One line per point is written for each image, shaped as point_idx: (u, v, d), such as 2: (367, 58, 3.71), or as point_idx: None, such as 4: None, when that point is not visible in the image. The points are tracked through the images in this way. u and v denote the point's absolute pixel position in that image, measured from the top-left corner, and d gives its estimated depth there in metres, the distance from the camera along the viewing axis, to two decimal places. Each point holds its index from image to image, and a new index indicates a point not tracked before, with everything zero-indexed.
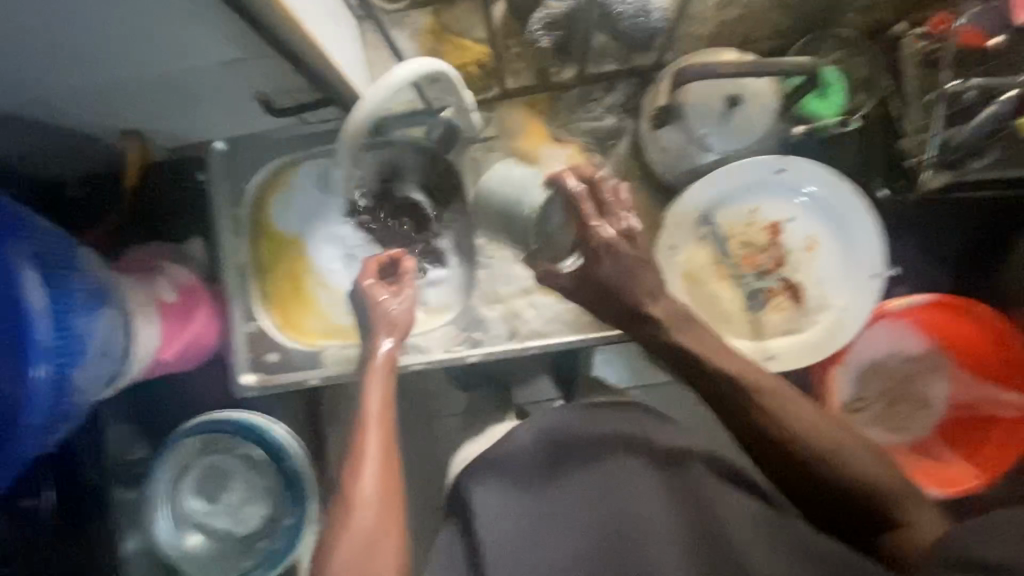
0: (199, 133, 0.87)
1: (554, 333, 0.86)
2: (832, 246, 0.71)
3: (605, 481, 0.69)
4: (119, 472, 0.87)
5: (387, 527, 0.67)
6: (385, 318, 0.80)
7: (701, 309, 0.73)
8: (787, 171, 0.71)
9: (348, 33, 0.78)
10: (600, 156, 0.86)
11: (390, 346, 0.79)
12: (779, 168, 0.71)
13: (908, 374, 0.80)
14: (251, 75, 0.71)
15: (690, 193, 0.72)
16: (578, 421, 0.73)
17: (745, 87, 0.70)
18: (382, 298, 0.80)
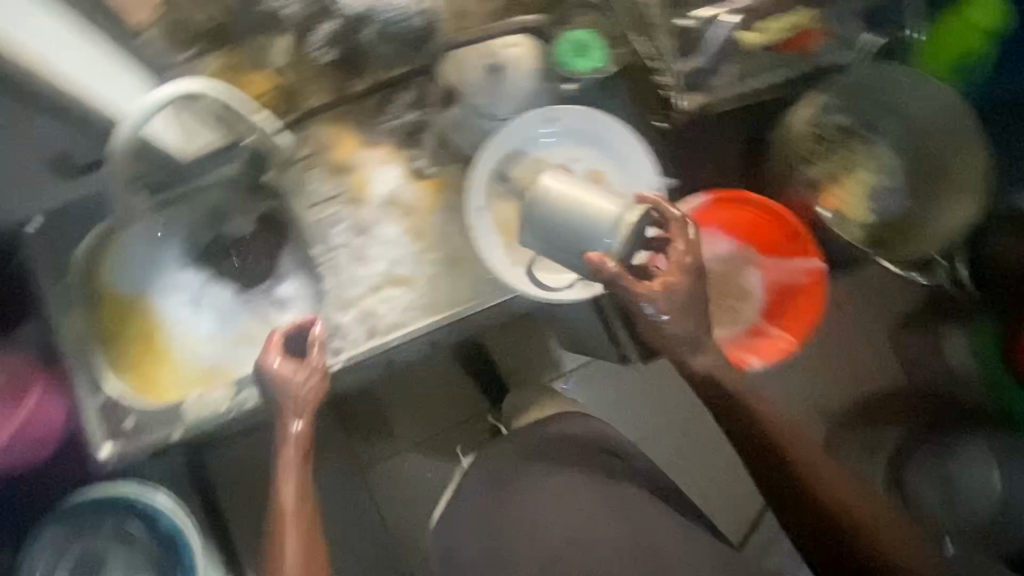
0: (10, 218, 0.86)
1: (411, 321, 0.89)
2: (616, 172, 0.79)
3: (567, 486, 0.86)
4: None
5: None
6: (296, 401, 0.82)
7: (517, 256, 0.79)
8: (559, 119, 0.79)
9: (131, 86, 0.81)
10: (413, 150, 0.92)
11: (301, 426, 0.83)
12: (551, 118, 0.79)
13: (726, 271, 0.89)
14: None
15: (482, 158, 0.79)
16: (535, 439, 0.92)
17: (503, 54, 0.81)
18: (290, 377, 0.81)
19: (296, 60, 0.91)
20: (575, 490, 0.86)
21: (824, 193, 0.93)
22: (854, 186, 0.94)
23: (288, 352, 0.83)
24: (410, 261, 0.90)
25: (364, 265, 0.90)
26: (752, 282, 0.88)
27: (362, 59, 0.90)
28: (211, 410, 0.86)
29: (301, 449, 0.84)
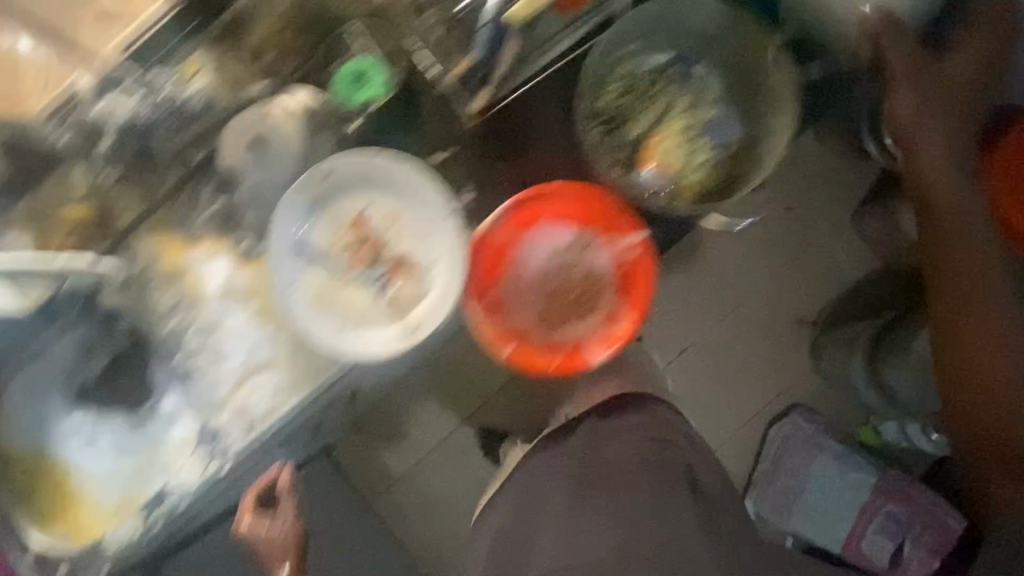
0: None
1: (283, 401, 0.90)
2: (410, 207, 0.76)
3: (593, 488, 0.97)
4: None
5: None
6: (277, 545, 0.97)
7: (341, 321, 0.77)
8: (335, 170, 0.75)
9: None
10: (234, 236, 0.90)
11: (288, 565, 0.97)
12: (327, 172, 0.75)
13: (568, 262, 0.86)
14: None
15: (274, 233, 0.76)
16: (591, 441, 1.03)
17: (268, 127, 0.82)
18: (265, 526, 0.97)
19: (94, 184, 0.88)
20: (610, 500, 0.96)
21: (641, 156, 0.86)
22: (670, 139, 0.86)
23: (262, 502, 0.99)
24: (265, 344, 0.90)
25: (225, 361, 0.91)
26: (596, 268, 0.85)
27: (156, 160, 0.88)
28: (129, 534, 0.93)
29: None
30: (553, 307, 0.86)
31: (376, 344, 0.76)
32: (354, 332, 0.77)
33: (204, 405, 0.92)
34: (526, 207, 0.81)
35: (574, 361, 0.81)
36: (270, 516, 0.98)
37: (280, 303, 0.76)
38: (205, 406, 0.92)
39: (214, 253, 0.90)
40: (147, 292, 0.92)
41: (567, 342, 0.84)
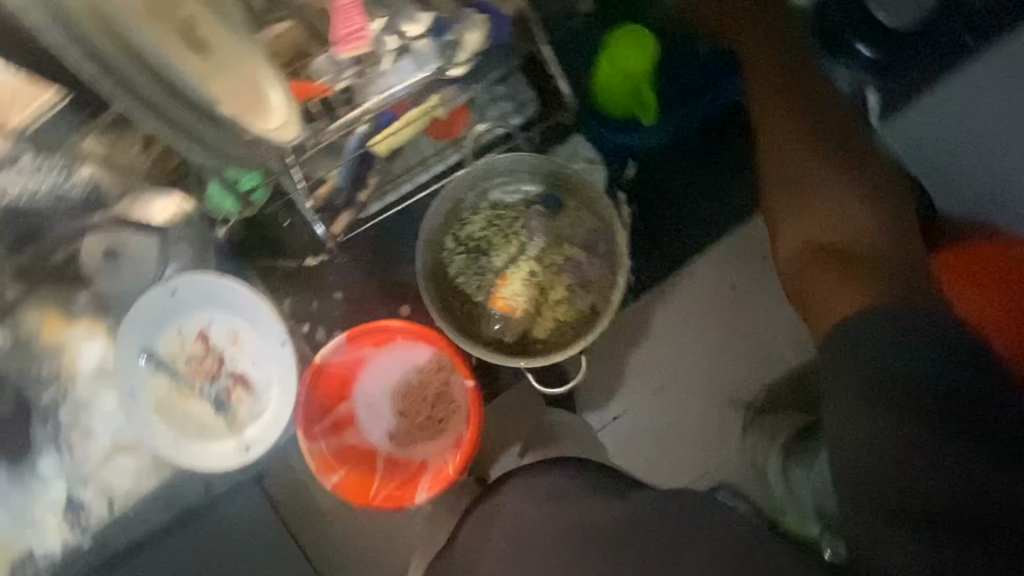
0: None
1: (151, 485, 0.87)
2: (250, 331, 0.80)
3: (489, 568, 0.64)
4: None
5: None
6: None
7: (181, 430, 0.78)
8: (179, 290, 0.79)
9: None
10: (115, 319, 0.87)
11: None
12: (171, 291, 0.78)
13: (422, 385, 0.86)
14: None
15: (117, 343, 0.77)
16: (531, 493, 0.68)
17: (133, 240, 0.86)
18: None
19: None
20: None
21: (491, 293, 0.86)
22: (517, 278, 0.86)
23: None
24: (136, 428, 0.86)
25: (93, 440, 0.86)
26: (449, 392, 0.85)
27: (36, 242, 0.85)
28: None
29: None
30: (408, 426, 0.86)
31: (213, 456, 0.78)
32: (191, 444, 0.78)
33: (70, 476, 0.85)
34: (364, 339, 0.83)
35: (406, 494, 0.80)
36: None
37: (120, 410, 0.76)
38: (71, 477, 0.85)
39: (92, 332, 0.86)
40: (25, 362, 0.85)
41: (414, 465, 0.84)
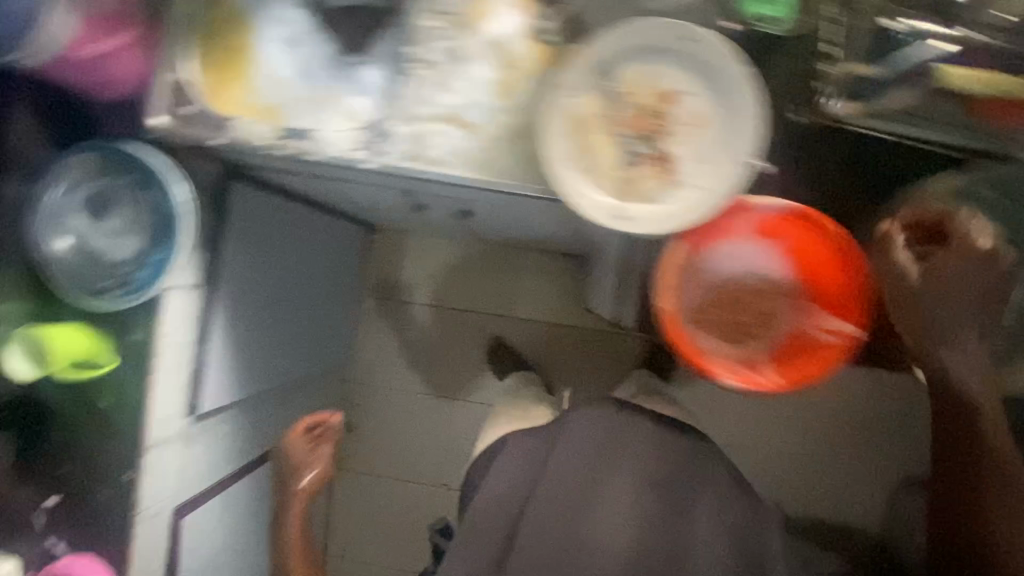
0: None
1: (455, 164, 0.90)
2: (716, 125, 0.73)
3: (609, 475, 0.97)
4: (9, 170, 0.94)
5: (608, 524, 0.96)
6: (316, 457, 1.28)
7: (577, 156, 0.74)
8: (693, 39, 0.71)
9: None
10: (547, 10, 0.87)
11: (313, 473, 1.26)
12: (686, 35, 0.72)
13: (756, 289, 0.92)
14: None
15: (598, 40, 0.73)
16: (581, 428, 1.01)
17: None
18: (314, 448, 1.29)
19: None
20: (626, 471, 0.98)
21: None
22: None
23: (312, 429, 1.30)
24: (486, 110, 0.89)
25: (439, 93, 0.90)
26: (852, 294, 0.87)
27: None
28: (257, 140, 0.92)
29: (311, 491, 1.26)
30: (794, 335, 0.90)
31: (589, 200, 0.74)
32: (575, 173, 0.74)
33: (397, 105, 0.91)
34: (788, 222, 0.83)
35: (701, 365, 0.85)
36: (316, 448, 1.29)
37: (548, 95, 0.73)
38: (397, 107, 0.91)
39: (520, 6, 0.87)
40: None
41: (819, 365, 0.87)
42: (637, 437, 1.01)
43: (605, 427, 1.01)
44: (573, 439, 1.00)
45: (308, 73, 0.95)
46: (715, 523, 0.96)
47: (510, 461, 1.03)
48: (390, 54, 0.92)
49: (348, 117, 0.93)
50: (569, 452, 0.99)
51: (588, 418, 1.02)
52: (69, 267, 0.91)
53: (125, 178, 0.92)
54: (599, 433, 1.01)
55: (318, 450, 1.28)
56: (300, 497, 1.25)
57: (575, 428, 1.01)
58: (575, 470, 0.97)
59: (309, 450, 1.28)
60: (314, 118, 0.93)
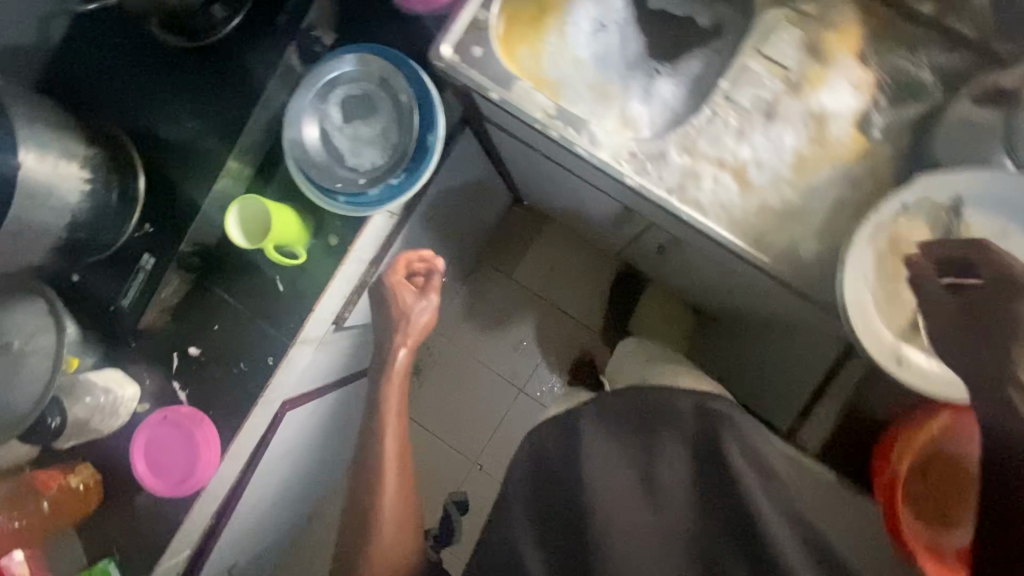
0: None
1: (711, 214, 0.84)
2: None
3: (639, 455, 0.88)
4: (274, 30, 0.89)
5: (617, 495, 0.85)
6: (410, 314, 1.05)
7: (878, 279, 0.70)
8: None
9: None
10: (885, 104, 0.80)
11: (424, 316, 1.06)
12: None
13: (947, 497, 0.98)
14: None
15: (967, 175, 0.67)
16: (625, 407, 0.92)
17: None
18: (414, 295, 1.05)
19: None
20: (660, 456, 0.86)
21: None
22: None
23: (417, 266, 1.06)
24: (772, 177, 0.83)
25: (735, 141, 0.84)
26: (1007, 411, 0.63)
27: None
28: (530, 107, 0.88)
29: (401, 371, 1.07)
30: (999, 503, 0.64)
31: (874, 331, 0.69)
32: (869, 297, 0.70)
33: (681, 133, 0.86)
34: None
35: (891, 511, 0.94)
36: (417, 290, 1.06)
37: (883, 207, 0.69)
38: (680, 135, 0.86)
39: (858, 89, 0.80)
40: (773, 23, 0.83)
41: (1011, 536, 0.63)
42: (671, 424, 0.88)
43: (617, 440, 0.90)
44: (608, 464, 0.87)
45: (600, 58, 0.91)
46: (764, 497, 0.79)
47: (546, 439, 0.94)
48: (694, 81, 0.89)
49: (626, 122, 0.89)
50: (609, 475, 0.86)
51: (604, 436, 0.90)
52: (313, 158, 0.90)
53: (393, 93, 0.90)
54: (618, 447, 0.89)
55: (418, 300, 1.05)
56: (397, 367, 1.07)
57: (598, 452, 0.89)
58: (620, 496, 0.84)
59: (420, 294, 1.06)
60: (590, 108, 0.90)
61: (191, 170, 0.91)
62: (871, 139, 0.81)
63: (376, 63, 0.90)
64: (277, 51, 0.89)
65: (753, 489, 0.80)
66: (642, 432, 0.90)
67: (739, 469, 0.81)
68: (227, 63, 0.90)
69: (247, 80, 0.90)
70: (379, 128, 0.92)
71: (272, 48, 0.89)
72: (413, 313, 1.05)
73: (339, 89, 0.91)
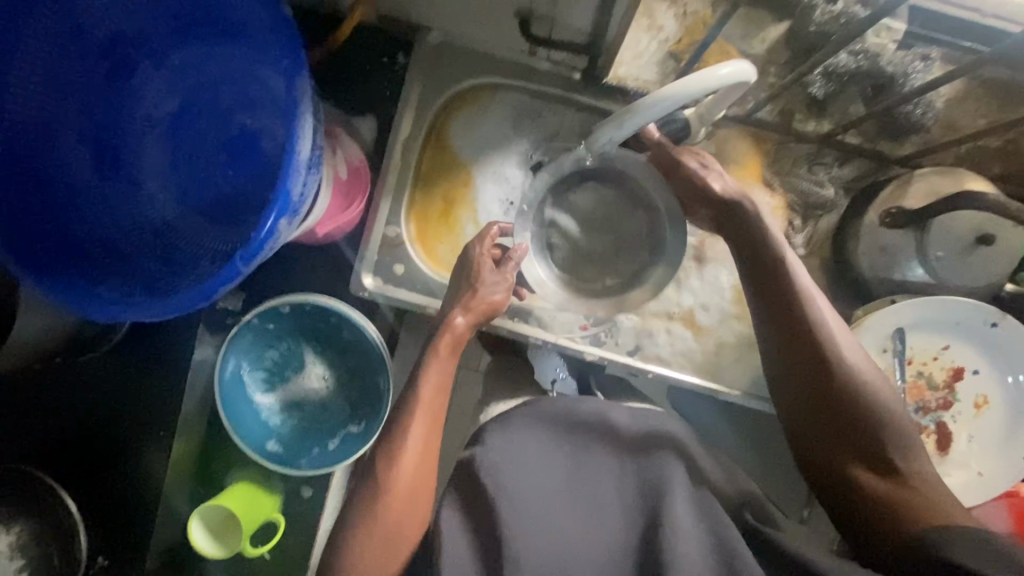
0: (486, 48, 0.84)
1: (675, 366, 0.85)
2: (1001, 412, 0.71)
3: (575, 459, 0.73)
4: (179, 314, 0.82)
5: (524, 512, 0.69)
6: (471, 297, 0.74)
7: None
8: (998, 327, 0.70)
9: (652, 42, 0.81)
10: (800, 222, 0.82)
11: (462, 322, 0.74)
12: (993, 322, 0.70)
13: None
14: (547, 54, 0.83)
15: (894, 308, 0.71)
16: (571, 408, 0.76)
17: (999, 227, 0.70)
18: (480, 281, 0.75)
19: (769, 54, 0.81)
20: (597, 480, 0.72)
21: None
22: None
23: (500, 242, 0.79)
24: (718, 315, 0.85)
25: (676, 290, 0.85)
26: (814, 309, 0.65)
27: (832, 109, 0.81)
28: None
29: (454, 346, 0.73)
30: (820, 393, 0.65)
31: None
32: None
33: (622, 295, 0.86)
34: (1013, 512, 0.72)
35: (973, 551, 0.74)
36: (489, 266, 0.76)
37: None
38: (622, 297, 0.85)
39: (772, 215, 0.82)
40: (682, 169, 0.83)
41: (844, 416, 0.64)
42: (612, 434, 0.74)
43: (553, 456, 0.73)
44: (529, 456, 0.72)
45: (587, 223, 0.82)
46: (689, 523, 0.67)
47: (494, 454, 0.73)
48: None
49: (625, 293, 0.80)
50: (534, 481, 0.71)
51: (530, 420, 0.74)
52: (254, 434, 0.82)
53: (330, 334, 0.85)
54: (550, 448, 0.73)
55: (490, 272, 0.75)
56: (442, 343, 0.72)
57: (521, 444, 0.73)
58: (504, 517, 0.67)
59: (495, 269, 0.76)
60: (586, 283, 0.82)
61: (136, 463, 0.82)
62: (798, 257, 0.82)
63: (309, 307, 0.82)
64: (189, 330, 0.82)
65: (680, 516, 0.66)
66: (574, 439, 0.74)
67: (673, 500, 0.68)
68: (137, 360, 0.82)
69: (165, 371, 0.82)
70: (323, 375, 0.86)
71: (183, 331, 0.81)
72: (478, 287, 0.74)
73: (267, 352, 0.84)
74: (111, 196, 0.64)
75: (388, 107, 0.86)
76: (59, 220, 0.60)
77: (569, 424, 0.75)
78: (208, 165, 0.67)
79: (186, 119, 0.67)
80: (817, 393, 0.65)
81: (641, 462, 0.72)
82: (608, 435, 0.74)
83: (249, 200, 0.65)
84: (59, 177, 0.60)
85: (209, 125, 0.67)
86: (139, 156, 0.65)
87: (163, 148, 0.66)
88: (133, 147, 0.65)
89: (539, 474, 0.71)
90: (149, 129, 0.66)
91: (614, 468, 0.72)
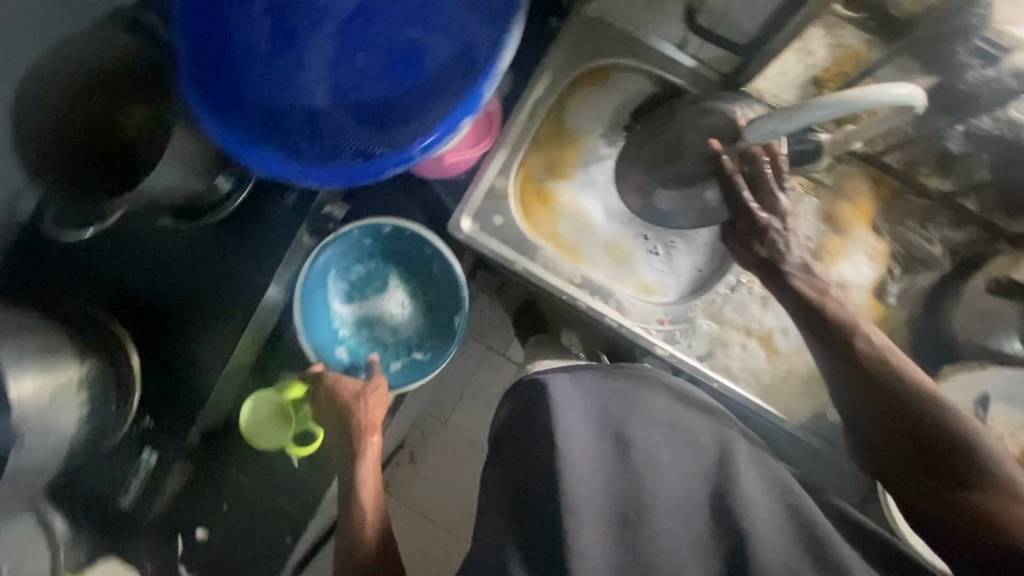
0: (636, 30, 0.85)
1: (741, 380, 0.85)
2: None
3: (626, 410, 0.72)
4: (279, 208, 0.84)
5: (594, 459, 0.66)
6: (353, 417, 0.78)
7: None
8: None
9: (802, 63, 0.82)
10: (899, 272, 0.84)
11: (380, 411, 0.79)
12: None
13: None
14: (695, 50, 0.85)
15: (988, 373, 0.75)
16: (613, 372, 0.75)
17: None
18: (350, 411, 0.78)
19: None
20: (653, 432, 0.71)
21: None
22: None
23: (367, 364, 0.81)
24: (796, 342, 0.86)
25: (760, 308, 0.86)
26: (861, 335, 0.67)
27: None
28: (556, 278, 0.86)
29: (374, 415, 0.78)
30: (882, 398, 0.65)
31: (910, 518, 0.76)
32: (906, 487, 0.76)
33: (705, 301, 0.87)
34: None
35: None
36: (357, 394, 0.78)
37: None
38: (705, 303, 0.87)
39: (873, 259, 0.84)
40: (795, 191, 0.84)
41: (921, 443, 0.63)
42: (663, 390, 0.76)
43: (604, 408, 0.72)
44: (587, 416, 0.70)
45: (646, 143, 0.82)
46: (761, 493, 0.67)
47: (563, 396, 0.70)
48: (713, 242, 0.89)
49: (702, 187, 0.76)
50: (589, 434, 0.68)
51: (582, 380, 0.74)
52: (322, 338, 0.84)
53: (411, 256, 0.86)
54: (603, 411, 0.72)
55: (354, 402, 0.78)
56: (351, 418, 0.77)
57: (575, 399, 0.71)
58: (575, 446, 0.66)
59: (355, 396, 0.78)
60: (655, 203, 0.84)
61: (203, 343, 0.84)
62: (888, 306, 0.83)
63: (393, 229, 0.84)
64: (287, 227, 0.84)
65: (748, 483, 0.67)
66: (622, 395, 0.74)
67: (740, 469, 0.68)
68: (227, 241, 0.83)
69: (249, 260, 0.83)
70: (401, 303, 0.87)
71: (282, 225, 0.83)
72: (356, 415, 0.77)
73: (355, 267, 0.86)
74: (273, 71, 0.65)
75: (526, 67, 0.89)
76: (231, 88, 0.64)
77: (621, 375, 0.75)
78: (372, 68, 0.67)
79: (360, 18, 0.67)
80: (891, 413, 0.65)
81: (704, 430, 0.72)
82: (664, 392, 0.75)
83: (409, 109, 0.66)
84: (240, 41, 0.64)
85: (382, 28, 0.67)
86: (308, 43, 0.66)
87: (331, 43, 0.67)
88: (312, 26, 0.66)
89: (595, 423, 0.70)
90: (325, 20, 0.66)
91: (675, 425, 0.72)
